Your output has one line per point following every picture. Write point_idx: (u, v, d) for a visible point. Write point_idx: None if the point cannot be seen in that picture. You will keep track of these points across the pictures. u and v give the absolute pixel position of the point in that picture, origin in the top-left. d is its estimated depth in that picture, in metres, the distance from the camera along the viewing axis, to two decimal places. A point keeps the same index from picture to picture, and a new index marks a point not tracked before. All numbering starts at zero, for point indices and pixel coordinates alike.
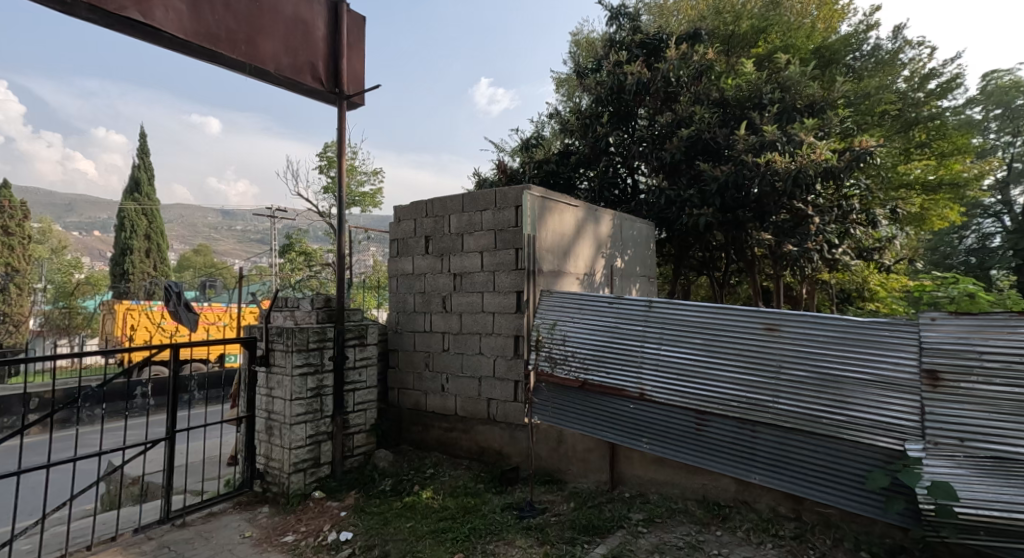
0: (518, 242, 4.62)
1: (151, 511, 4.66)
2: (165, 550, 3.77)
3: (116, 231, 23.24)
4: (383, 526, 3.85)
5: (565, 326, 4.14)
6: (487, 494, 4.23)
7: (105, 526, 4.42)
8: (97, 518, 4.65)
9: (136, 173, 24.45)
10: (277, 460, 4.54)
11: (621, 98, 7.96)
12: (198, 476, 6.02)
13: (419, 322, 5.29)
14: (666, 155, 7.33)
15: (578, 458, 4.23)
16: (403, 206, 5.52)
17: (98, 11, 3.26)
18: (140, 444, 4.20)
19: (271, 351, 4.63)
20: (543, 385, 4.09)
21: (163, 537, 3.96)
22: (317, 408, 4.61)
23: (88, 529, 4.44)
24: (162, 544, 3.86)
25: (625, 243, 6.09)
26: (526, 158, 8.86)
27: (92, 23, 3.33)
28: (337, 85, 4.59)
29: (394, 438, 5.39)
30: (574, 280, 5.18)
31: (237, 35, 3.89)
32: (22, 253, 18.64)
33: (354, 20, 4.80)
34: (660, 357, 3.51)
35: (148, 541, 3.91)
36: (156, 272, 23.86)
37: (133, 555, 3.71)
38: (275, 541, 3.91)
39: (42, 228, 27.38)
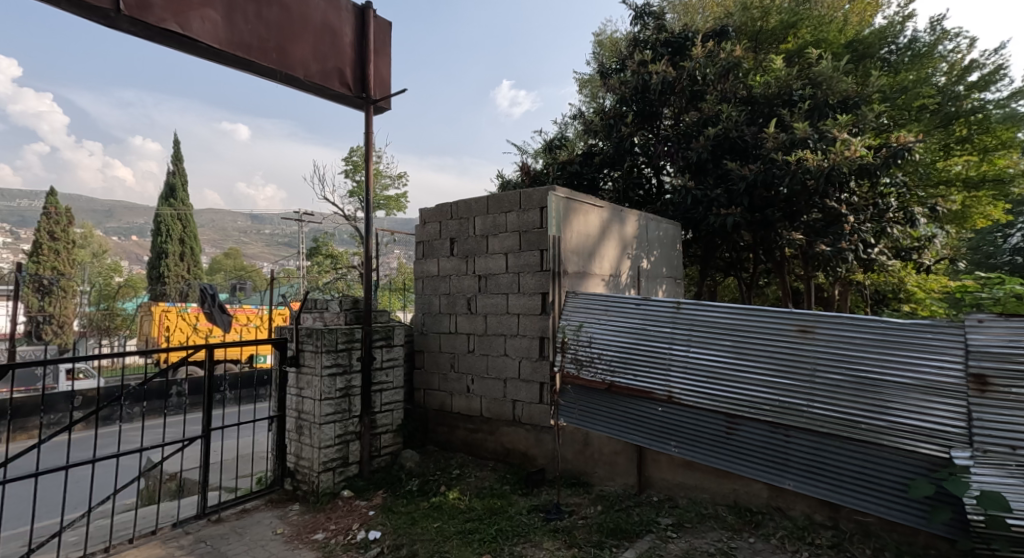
0: (544, 243, 4.61)
1: (187, 507, 4.79)
2: (201, 545, 3.86)
3: (152, 235, 23.98)
4: (411, 526, 3.88)
5: (590, 328, 4.11)
6: (514, 496, 4.22)
7: (145, 521, 4.55)
8: (137, 513, 4.79)
9: (171, 179, 25.21)
10: (306, 459, 4.61)
11: (646, 98, 7.88)
12: (231, 473, 6.16)
13: (445, 323, 5.31)
14: (692, 154, 7.22)
15: (604, 460, 4.19)
16: (428, 209, 5.56)
17: (139, 24, 3.36)
18: (178, 442, 4.30)
19: (301, 352, 4.71)
20: (569, 387, 4.07)
21: (200, 532, 4.06)
22: (346, 408, 4.67)
23: (129, 523, 4.59)
24: (198, 539, 3.96)
25: (651, 243, 6.02)
26: (550, 160, 8.84)
27: (134, 35, 3.45)
28: (364, 90, 4.65)
29: (420, 438, 5.42)
30: (599, 282, 5.13)
31: (268, 44, 3.98)
32: (67, 258, 19.54)
33: (381, 25, 4.86)
34: (688, 359, 3.45)
35: (185, 535, 4.01)
36: (190, 274, 24.54)
37: (171, 549, 3.80)
38: (306, 539, 3.97)
39: (83, 233, 28.47)
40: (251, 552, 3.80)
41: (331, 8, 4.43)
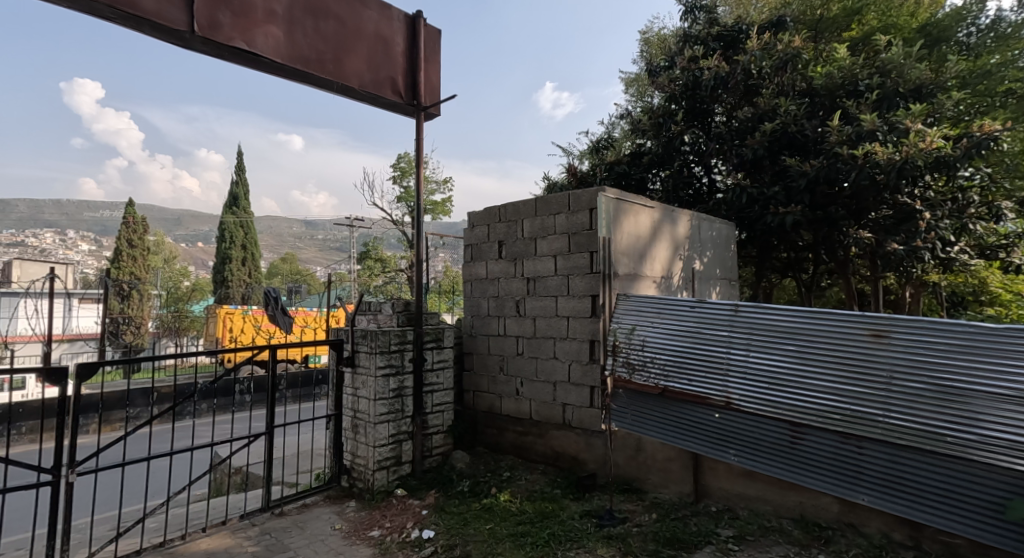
0: (593, 244, 4.55)
1: (252, 499, 5.00)
2: (266, 537, 4.01)
3: (217, 242, 25.24)
4: (463, 527, 3.91)
5: (643, 331, 4.04)
6: (565, 500, 4.18)
7: (215, 512, 4.78)
8: (207, 505, 5.03)
9: (234, 189, 26.48)
10: (362, 457, 4.72)
11: (697, 95, 7.66)
12: (291, 469, 6.39)
13: (494, 325, 5.32)
14: (748, 151, 6.95)
15: (658, 467, 4.09)
16: (476, 212, 5.58)
17: (210, 44, 3.53)
18: (244, 438, 4.48)
19: (357, 353, 4.81)
20: (620, 391, 4.00)
21: (265, 524, 4.21)
22: (398, 408, 4.75)
23: (201, 513, 4.83)
24: (264, 531, 4.10)
25: (704, 244, 5.84)
26: (597, 160, 8.74)
27: (205, 54, 3.62)
28: (415, 97, 4.73)
29: (469, 439, 5.46)
30: (650, 284, 5.02)
31: (325, 56, 4.10)
32: (142, 264, 20.86)
33: (430, 33, 4.93)
34: (747, 365, 3.34)
35: (251, 527, 4.16)
36: (250, 278, 25.72)
37: (240, 539, 3.97)
38: (362, 535, 4.04)
39: (156, 240, 30.38)
40: (311, 546, 3.90)
41: (382, 19, 4.52)
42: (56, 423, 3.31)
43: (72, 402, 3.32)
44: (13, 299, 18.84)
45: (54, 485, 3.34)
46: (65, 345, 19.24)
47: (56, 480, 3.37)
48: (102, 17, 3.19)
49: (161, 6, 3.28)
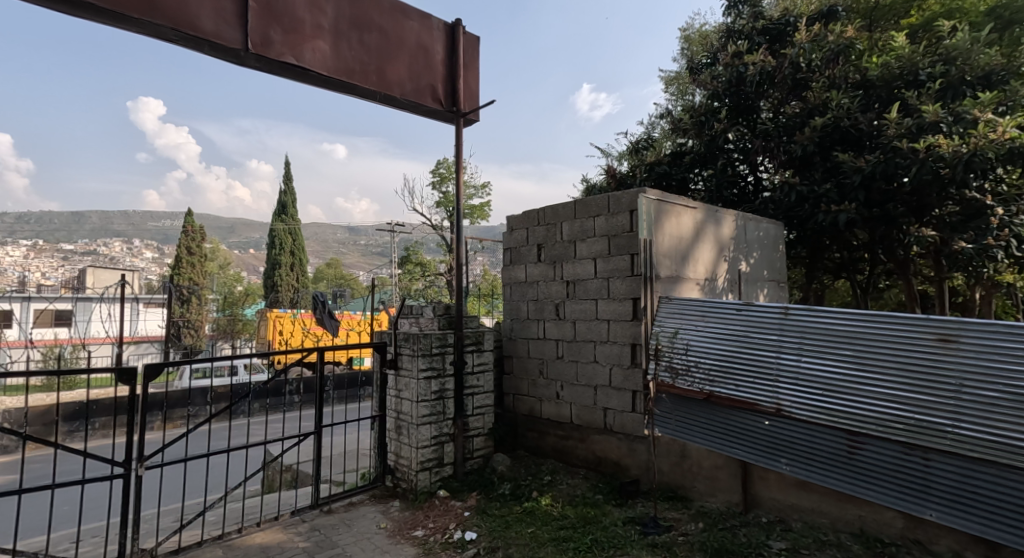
0: (634, 246, 4.47)
1: (301, 497, 5.13)
2: (315, 533, 4.10)
3: (268, 249, 26.16)
4: (506, 530, 3.90)
5: (687, 334, 3.97)
6: (607, 506, 4.11)
7: (267, 508, 4.92)
8: (260, 500, 5.19)
9: (282, 198, 27.43)
10: (405, 458, 4.77)
11: (741, 91, 7.47)
12: (338, 468, 6.53)
13: (533, 329, 5.30)
14: (796, 148, 6.72)
15: (705, 475, 3.98)
16: (515, 215, 5.58)
17: (262, 60, 3.66)
18: (294, 437, 4.60)
19: (399, 355, 4.87)
20: (663, 396, 3.92)
21: (314, 521, 4.31)
22: (440, 411, 4.78)
23: (255, 509, 4.99)
24: (314, 527, 4.20)
25: (751, 244, 5.66)
26: (636, 161, 8.63)
27: (258, 70, 3.75)
28: (454, 105, 4.77)
29: (510, 443, 5.44)
30: (694, 286, 4.90)
31: (369, 67, 4.18)
32: (199, 270, 21.85)
33: (469, 41, 4.96)
34: (799, 370, 3.23)
35: (302, 523, 4.27)
36: (299, 283, 26.53)
37: (291, 535, 4.07)
38: (407, 534, 4.08)
39: (213, 247, 31.78)
40: (358, 544, 3.96)
41: (423, 28, 4.57)
42: (127, 419, 3.47)
43: (140, 400, 3.48)
44: (86, 304, 20.15)
45: (126, 478, 3.51)
46: (131, 347, 20.37)
47: (127, 473, 3.53)
48: (167, 39, 3.37)
49: (219, 27, 3.42)
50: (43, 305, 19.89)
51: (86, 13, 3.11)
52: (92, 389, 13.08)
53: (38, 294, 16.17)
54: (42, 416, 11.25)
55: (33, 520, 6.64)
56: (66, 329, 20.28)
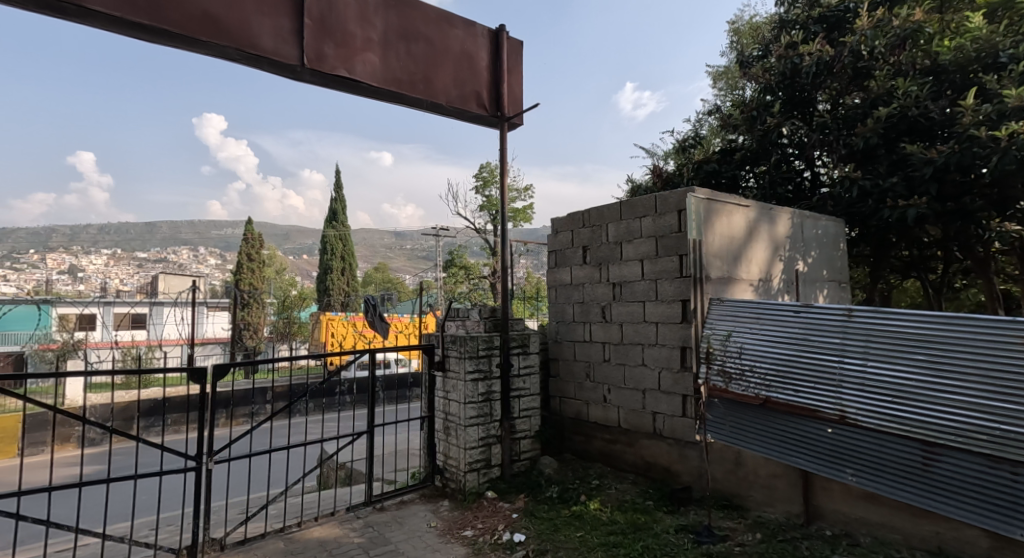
0: (683, 247, 4.35)
1: (355, 494, 5.24)
2: (369, 530, 4.18)
3: (319, 254, 27.01)
4: (554, 533, 3.87)
5: (740, 337, 3.84)
6: (658, 513, 4.00)
7: (322, 503, 5.05)
8: (316, 497, 5.34)
9: (333, 205, 28.30)
10: (454, 458, 4.80)
11: (796, 83, 7.19)
12: (389, 468, 6.64)
13: (579, 331, 5.24)
14: (858, 141, 6.41)
15: (762, 484, 3.83)
16: (559, 218, 5.54)
17: (317, 74, 3.78)
18: (348, 435, 4.70)
19: (447, 357, 4.92)
20: (716, 401, 3.81)
21: (368, 517, 4.40)
22: (487, 413, 4.79)
23: (311, 505, 5.13)
24: (367, 523, 4.27)
25: (808, 243, 5.42)
26: (683, 160, 8.43)
27: (313, 84, 3.88)
28: (499, 109, 4.78)
29: (557, 445, 5.39)
30: (747, 287, 4.73)
31: (416, 76, 4.24)
32: (257, 275, 22.78)
33: (513, 45, 4.96)
34: (865, 375, 3.06)
35: (356, 519, 4.36)
36: (349, 288, 27.28)
37: (347, 530, 4.16)
38: (456, 534, 4.09)
39: (269, 253, 33.11)
40: (409, 542, 4.01)
41: (468, 36, 4.60)
42: (198, 415, 3.64)
43: (209, 399, 3.64)
44: (155, 308, 21.39)
45: (197, 471, 3.68)
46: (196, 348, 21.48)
47: (199, 466, 3.70)
48: (230, 59, 3.53)
49: (278, 44, 3.56)
50: (120, 309, 21.32)
51: (157, 37, 3.30)
52: (164, 387, 13.90)
53: (116, 299, 17.34)
54: (122, 412, 12.05)
55: (115, 508, 7.10)
56: (142, 331, 21.66)
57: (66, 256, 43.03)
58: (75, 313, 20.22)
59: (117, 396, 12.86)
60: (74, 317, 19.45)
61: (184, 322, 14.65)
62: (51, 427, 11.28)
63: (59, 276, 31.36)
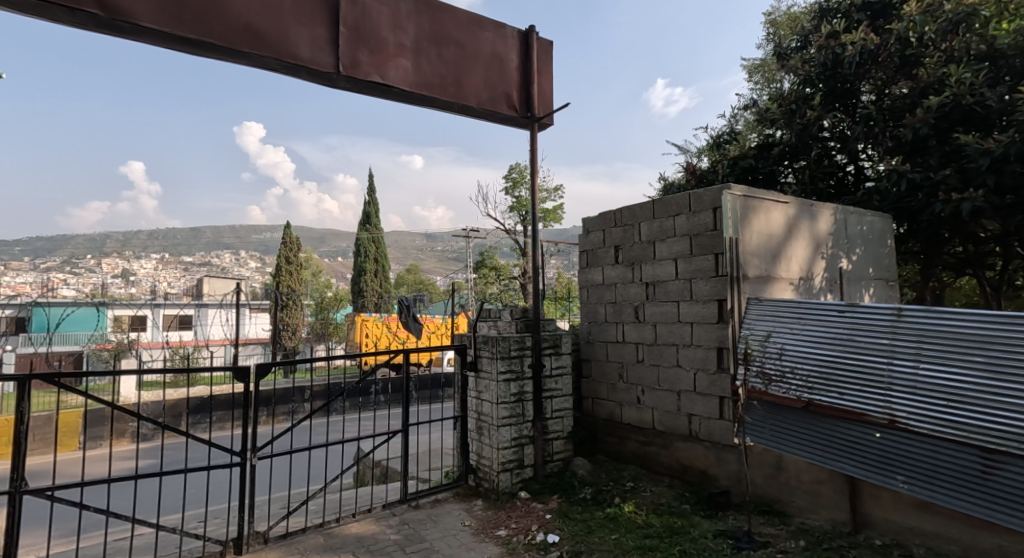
0: (718, 246, 4.24)
1: (390, 491, 5.28)
2: (405, 527, 4.20)
3: (353, 257, 27.48)
4: (588, 535, 3.81)
5: (780, 338, 3.73)
6: (695, 517, 3.91)
7: (359, 500, 5.11)
8: (352, 494, 5.41)
9: (367, 208, 28.78)
10: (487, 458, 4.79)
11: (838, 74, 6.93)
12: (423, 466, 6.68)
13: (611, 332, 5.17)
14: (906, 132, 6.15)
15: (805, 490, 3.69)
16: (590, 217, 5.48)
17: (352, 80, 3.84)
18: (383, 434, 4.74)
19: (479, 358, 4.92)
20: (755, 403, 3.71)
21: (404, 515, 4.42)
22: (520, 413, 4.76)
23: (348, 502, 5.20)
24: (403, 521, 4.30)
25: (853, 240, 5.22)
26: (718, 156, 8.25)
27: (348, 90, 3.93)
28: (529, 110, 4.75)
29: (590, 447, 5.32)
30: (787, 286, 4.59)
31: (447, 80, 4.25)
32: (294, 277, 23.34)
33: (544, 46, 4.93)
34: (916, 378, 2.92)
35: (392, 516, 4.39)
36: (382, 289, 27.69)
37: (383, 527, 4.20)
38: (490, 533, 4.08)
39: (306, 256, 33.92)
40: (444, 540, 4.02)
41: (498, 38, 4.58)
42: (242, 412, 3.75)
43: (252, 397, 3.74)
44: (199, 310, 22.14)
45: (242, 467, 3.79)
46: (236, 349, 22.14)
47: (244, 462, 3.81)
48: (270, 68, 3.61)
49: (315, 53, 3.63)
50: (168, 310, 22.19)
51: (199, 49, 3.40)
52: (208, 386, 14.37)
53: (163, 301, 18.03)
54: (171, 410, 12.53)
55: (166, 501, 7.38)
56: (187, 332, 22.47)
57: (117, 260, 45.06)
58: (128, 315, 21.15)
59: (166, 394, 13.36)
60: (126, 318, 20.35)
61: (226, 323, 15.12)
62: (107, 423, 11.82)
63: (112, 280, 32.82)
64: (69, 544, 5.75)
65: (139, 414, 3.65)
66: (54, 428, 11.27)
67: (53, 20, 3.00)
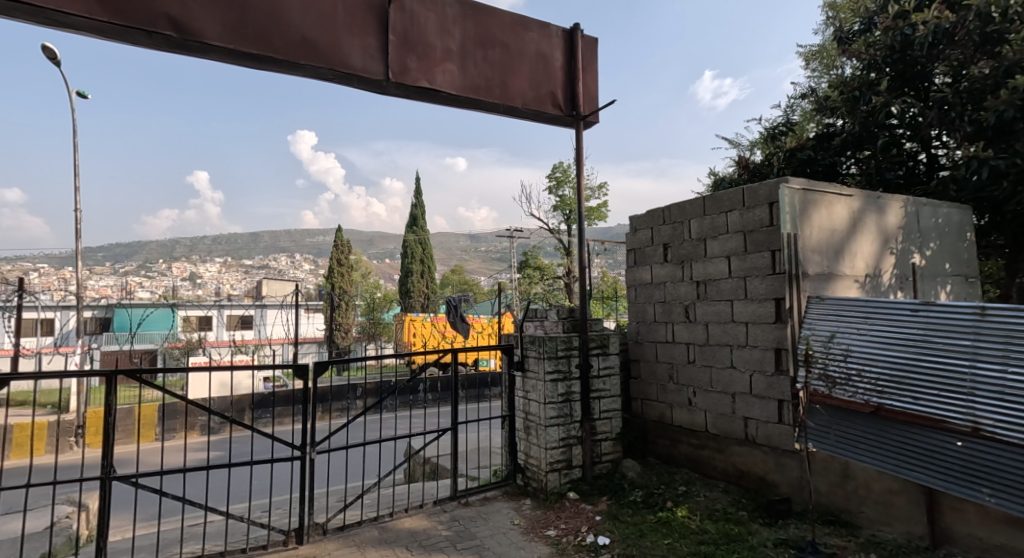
0: (775, 242, 4.03)
1: (441, 488, 5.31)
2: (455, 523, 4.21)
3: (401, 258, 27.98)
4: (640, 538, 3.71)
5: (846, 338, 3.56)
6: (753, 525, 3.74)
7: (411, 496, 5.16)
8: (405, 489, 5.47)
9: (414, 211, 29.28)
10: (535, 457, 4.74)
11: (907, 57, 6.59)
12: (473, 464, 6.68)
13: (661, 332, 5.02)
14: (987, 116, 5.72)
15: (876, 501, 3.47)
16: (638, 215, 5.34)
17: (401, 87, 3.87)
18: (434, 432, 4.75)
19: (526, 358, 4.88)
20: (818, 407, 3.50)
21: (455, 511, 4.44)
22: (568, 413, 4.69)
23: (401, 497, 5.26)
24: (454, 517, 4.31)
25: (926, 234, 4.88)
26: (773, 149, 7.93)
27: (397, 97, 3.96)
28: (575, 108, 4.67)
29: (640, 449, 5.19)
30: (851, 284, 4.33)
31: (492, 81, 4.22)
32: (345, 279, 23.98)
33: (588, 44, 4.84)
34: (1004, 381, 2.72)
35: (443, 512, 4.41)
36: (429, 290, 28.08)
37: (434, 523, 4.22)
38: (540, 533, 4.03)
39: (357, 258, 34.79)
40: (495, 537, 4.00)
41: (543, 37, 4.52)
42: (300, 408, 3.83)
43: (309, 394, 3.82)
44: (257, 311, 23.06)
45: (302, 461, 3.87)
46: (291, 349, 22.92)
47: (304, 456, 3.89)
48: (323, 79, 3.68)
49: (366, 61, 3.68)
50: (231, 311, 23.24)
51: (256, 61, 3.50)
52: (268, 383, 14.94)
53: (226, 303, 18.90)
54: (236, 405, 13.12)
55: (234, 490, 7.72)
56: (248, 332, 23.46)
57: (186, 265, 47.73)
58: (196, 315, 22.32)
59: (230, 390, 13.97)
60: (194, 317, 21.44)
61: (284, 323, 15.69)
62: (181, 416, 12.48)
63: (181, 282, 34.70)
64: (149, 528, 6.08)
65: (207, 407, 3.81)
66: (135, 420, 12.01)
67: (134, 44, 3.18)
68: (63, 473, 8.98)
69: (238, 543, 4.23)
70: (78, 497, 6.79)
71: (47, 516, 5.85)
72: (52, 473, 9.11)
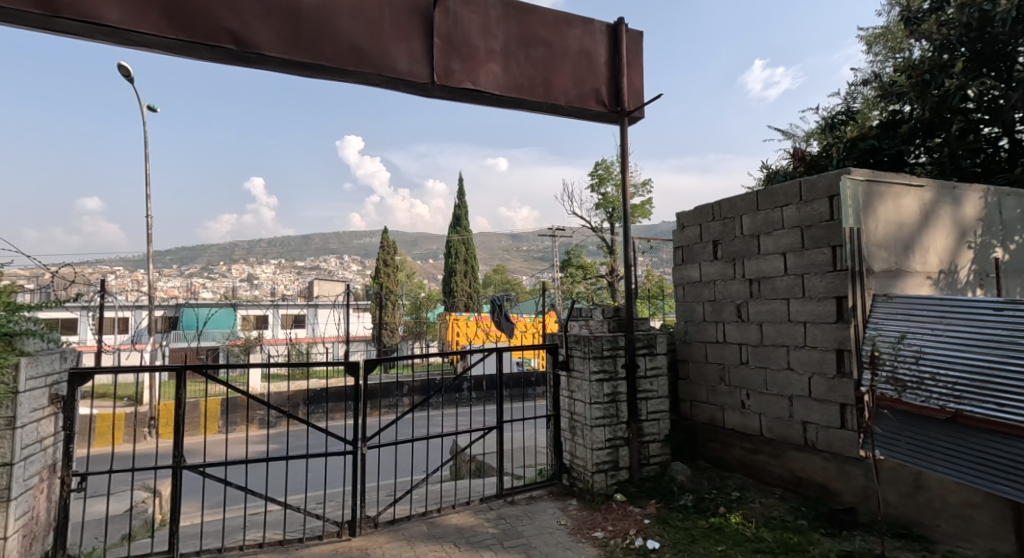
0: (836, 238, 3.79)
1: (487, 485, 5.28)
2: (502, 521, 4.17)
3: (445, 259, 28.29)
4: (692, 544, 3.57)
5: (920, 340, 3.31)
6: (814, 534, 3.52)
7: (458, 493, 5.15)
8: (452, 486, 5.48)
9: (457, 211, 29.58)
10: (580, 458, 4.65)
11: (986, 35, 6.13)
12: (519, 463, 6.63)
13: (711, 332, 4.83)
14: None
15: (953, 514, 3.21)
16: (686, 212, 5.16)
17: (445, 89, 3.85)
18: (479, 431, 4.71)
19: (571, 357, 4.79)
20: (885, 412, 3.23)
21: (501, 509, 4.40)
22: (614, 414, 4.57)
23: (447, 493, 5.26)
24: (500, 515, 4.27)
25: (1009, 226, 4.50)
26: (831, 138, 7.54)
27: (442, 98, 3.95)
28: (619, 104, 4.55)
29: (689, 452, 5.00)
30: (923, 281, 4.03)
31: (536, 80, 4.15)
32: (392, 279, 24.44)
33: (633, 37, 4.70)
34: None
35: (489, 510, 4.38)
36: (473, 290, 28.28)
37: (481, 520, 4.19)
38: (587, 534, 3.93)
39: (403, 259, 35.40)
40: (541, 537, 3.93)
41: (587, 33, 4.41)
42: (351, 405, 3.86)
43: (361, 391, 3.84)
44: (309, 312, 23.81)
45: (354, 454, 3.92)
46: None
47: (356, 450, 3.93)
48: (371, 84, 3.69)
49: (411, 64, 3.68)
50: (285, 311, 24.09)
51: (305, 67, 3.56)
52: (321, 381, 15.40)
53: (282, 302, 19.61)
54: (291, 400, 13.58)
55: (291, 482, 7.97)
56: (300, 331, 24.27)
57: (244, 267, 49.96)
58: (254, 314, 23.28)
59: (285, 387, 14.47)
60: (252, 317, 22.36)
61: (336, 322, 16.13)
62: (242, 410, 13.01)
63: (239, 282, 36.29)
64: (214, 515, 6.35)
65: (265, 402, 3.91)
66: (200, 412, 12.62)
67: (196, 57, 3.26)
68: (138, 461, 9.53)
69: (294, 532, 4.33)
70: (153, 484, 7.18)
71: (126, 500, 6.21)
72: (128, 461, 9.69)
